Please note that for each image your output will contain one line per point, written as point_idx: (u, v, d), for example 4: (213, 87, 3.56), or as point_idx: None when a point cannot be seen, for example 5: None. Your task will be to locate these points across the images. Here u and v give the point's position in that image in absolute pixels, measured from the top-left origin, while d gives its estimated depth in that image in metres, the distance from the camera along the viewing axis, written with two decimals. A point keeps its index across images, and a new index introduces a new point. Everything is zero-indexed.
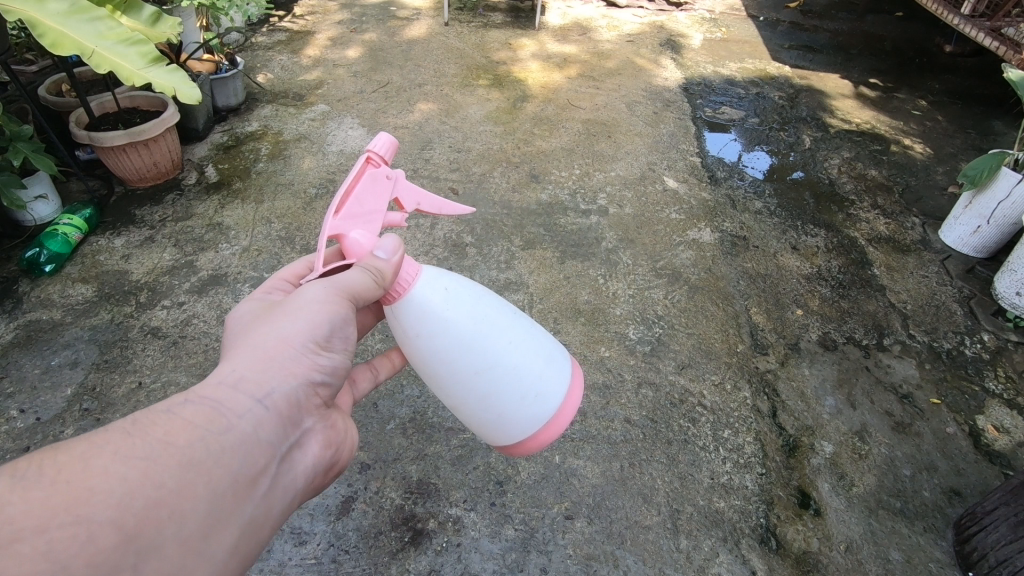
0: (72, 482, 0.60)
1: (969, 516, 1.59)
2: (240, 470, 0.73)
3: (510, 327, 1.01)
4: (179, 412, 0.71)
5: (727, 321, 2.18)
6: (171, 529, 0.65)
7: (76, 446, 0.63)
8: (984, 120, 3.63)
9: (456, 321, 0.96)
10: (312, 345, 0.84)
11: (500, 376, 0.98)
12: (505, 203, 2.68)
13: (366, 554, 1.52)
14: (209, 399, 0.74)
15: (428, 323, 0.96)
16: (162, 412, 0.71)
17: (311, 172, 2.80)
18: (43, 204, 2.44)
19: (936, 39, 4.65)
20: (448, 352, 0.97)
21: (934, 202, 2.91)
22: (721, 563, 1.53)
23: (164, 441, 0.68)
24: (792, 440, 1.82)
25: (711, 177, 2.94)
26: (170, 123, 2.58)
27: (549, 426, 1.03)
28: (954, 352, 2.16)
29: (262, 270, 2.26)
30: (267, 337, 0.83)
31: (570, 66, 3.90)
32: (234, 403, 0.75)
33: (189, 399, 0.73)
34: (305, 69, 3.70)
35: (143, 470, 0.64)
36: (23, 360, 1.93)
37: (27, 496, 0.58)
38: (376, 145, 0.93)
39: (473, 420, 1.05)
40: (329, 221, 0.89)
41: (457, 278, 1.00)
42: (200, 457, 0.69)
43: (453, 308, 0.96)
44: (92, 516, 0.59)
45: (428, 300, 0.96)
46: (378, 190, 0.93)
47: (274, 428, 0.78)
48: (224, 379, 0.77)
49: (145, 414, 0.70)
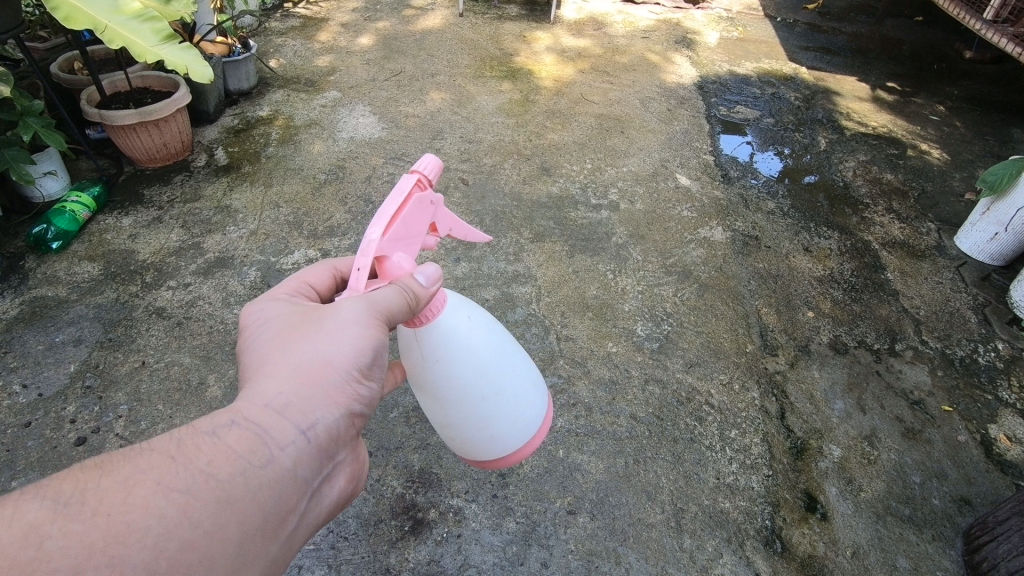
0: (113, 515, 0.59)
1: (981, 526, 1.56)
2: (272, 508, 0.70)
3: (510, 354, 1.04)
4: (223, 438, 0.68)
5: (737, 321, 2.16)
6: (206, 566, 0.63)
7: (121, 471, 0.62)
8: (1003, 127, 3.57)
9: (474, 348, 0.97)
10: (358, 373, 0.80)
11: (500, 398, 1.01)
12: (515, 195, 2.65)
13: (366, 541, 1.50)
14: (252, 424, 0.71)
15: (449, 347, 0.95)
16: (208, 438, 0.68)
17: (322, 158, 2.79)
18: (52, 181, 2.42)
19: (957, 44, 4.58)
20: (463, 376, 0.98)
21: (950, 208, 2.86)
22: (724, 564, 1.51)
23: (205, 474, 0.65)
24: (800, 443, 1.79)
25: (724, 176, 2.91)
26: (181, 104, 2.57)
27: (525, 446, 1.09)
28: (968, 359, 2.13)
29: (269, 254, 2.25)
30: (316, 357, 0.78)
31: (584, 61, 3.86)
32: (277, 433, 0.71)
33: (233, 423, 0.70)
34: (318, 55, 3.68)
35: (182, 507, 0.62)
36: (27, 335, 1.92)
37: (68, 529, 0.57)
38: (424, 167, 0.91)
39: (458, 438, 1.06)
40: (377, 240, 0.85)
41: (472, 306, 1.01)
42: (237, 494, 0.66)
43: (474, 333, 0.98)
44: (129, 556, 0.57)
45: (453, 327, 0.95)
46: (422, 213, 0.91)
47: (312, 460, 0.75)
48: (269, 404, 0.73)
49: (189, 436, 0.67)
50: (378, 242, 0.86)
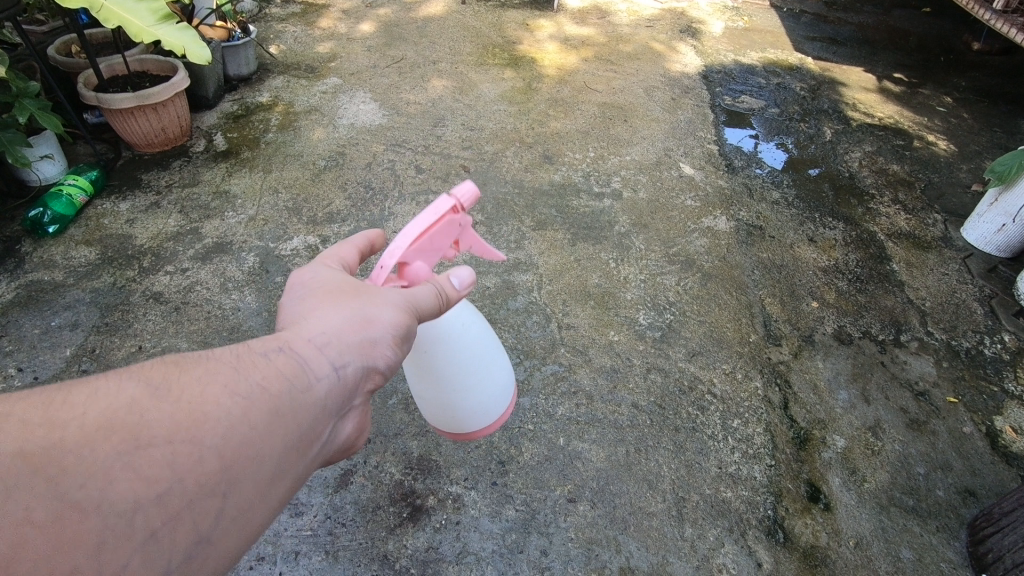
0: (187, 404, 0.62)
1: (986, 517, 1.54)
2: (310, 432, 0.71)
3: (491, 358, 1.14)
4: (275, 359, 0.72)
5: (740, 311, 2.13)
6: (251, 468, 0.64)
7: (194, 370, 0.66)
8: (1011, 119, 3.53)
9: (459, 349, 1.06)
10: (393, 338, 0.83)
11: (468, 395, 1.12)
12: (517, 183, 2.62)
13: (363, 528, 1.49)
14: (299, 352, 0.74)
15: (438, 342, 1.04)
16: (259, 357, 0.71)
17: (322, 144, 2.76)
18: (48, 164, 2.40)
19: (965, 36, 4.53)
20: (441, 374, 1.08)
21: (957, 199, 2.83)
22: (726, 553, 1.49)
23: (261, 384, 0.68)
24: (803, 433, 1.77)
25: (728, 165, 2.88)
26: (180, 88, 2.54)
27: (482, 433, 1.21)
28: (973, 350, 2.10)
29: (268, 240, 2.23)
30: (358, 312, 0.81)
31: (588, 49, 3.82)
32: (319, 364, 0.74)
33: (282, 349, 0.73)
34: (318, 42, 3.64)
35: (241, 409, 0.65)
36: (23, 318, 1.90)
37: (152, 409, 0.61)
38: (461, 194, 0.95)
39: (427, 410, 1.17)
40: (402, 247, 0.89)
41: (468, 309, 1.09)
42: (284, 408, 0.69)
43: (463, 334, 1.06)
44: (198, 441, 0.61)
45: (446, 327, 1.04)
46: (448, 233, 0.95)
47: (341, 400, 0.76)
48: (314, 338, 0.76)
49: (247, 352, 0.71)
50: (404, 248, 0.89)
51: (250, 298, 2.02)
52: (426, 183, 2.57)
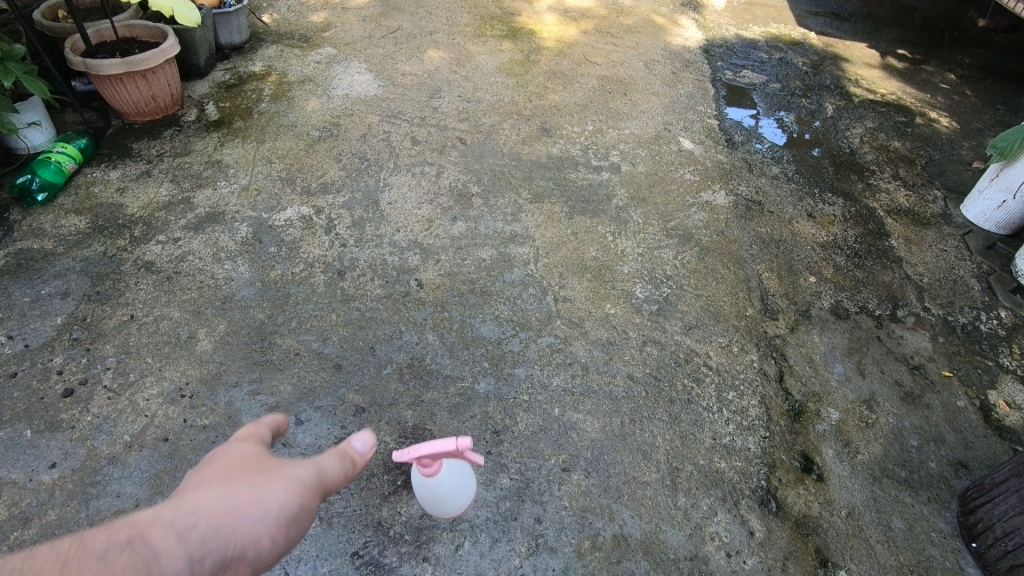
0: None
1: (977, 487, 1.54)
2: None
3: (462, 493, 1.38)
4: (113, 559, 0.62)
5: (737, 285, 2.12)
6: None
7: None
8: (1014, 96, 3.49)
9: (435, 496, 1.34)
10: (277, 521, 0.75)
11: (452, 498, 1.36)
12: (514, 155, 2.59)
13: (358, 495, 1.49)
14: (146, 547, 0.64)
15: (425, 490, 1.33)
16: (97, 554, 0.62)
17: (316, 114, 2.71)
18: (36, 132, 2.35)
19: (970, 12, 4.46)
20: (428, 492, 1.33)
21: (958, 176, 2.80)
22: (718, 522, 1.50)
23: None
24: (798, 405, 1.78)
25: (728, 140, 2.84)
26: (170, 55, 2.49)
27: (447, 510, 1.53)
28: (970, 326, 2.10)
29: (261, 210, 2.20)
30: (242, 489, 0.74)
31: (588, 21, 3.75)
32: (169, 559, 0.65)
33: (129, 540, 0.64)
34: (313, 11, 3.56)
35: None
36: (12, 286, 1.88)
37: None
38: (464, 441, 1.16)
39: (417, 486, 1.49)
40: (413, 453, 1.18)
41: (453, 476, 1.32)
42: None
43: (443, 493, 1.33)
44: None
45: (430, 487, 1.32)
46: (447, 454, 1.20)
47: None
48: (168, 525, 0.67)
49: (80, 547, 0.61)
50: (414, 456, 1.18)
51: (243, 268, 2.00)
52: (422, 155, 2.53)
